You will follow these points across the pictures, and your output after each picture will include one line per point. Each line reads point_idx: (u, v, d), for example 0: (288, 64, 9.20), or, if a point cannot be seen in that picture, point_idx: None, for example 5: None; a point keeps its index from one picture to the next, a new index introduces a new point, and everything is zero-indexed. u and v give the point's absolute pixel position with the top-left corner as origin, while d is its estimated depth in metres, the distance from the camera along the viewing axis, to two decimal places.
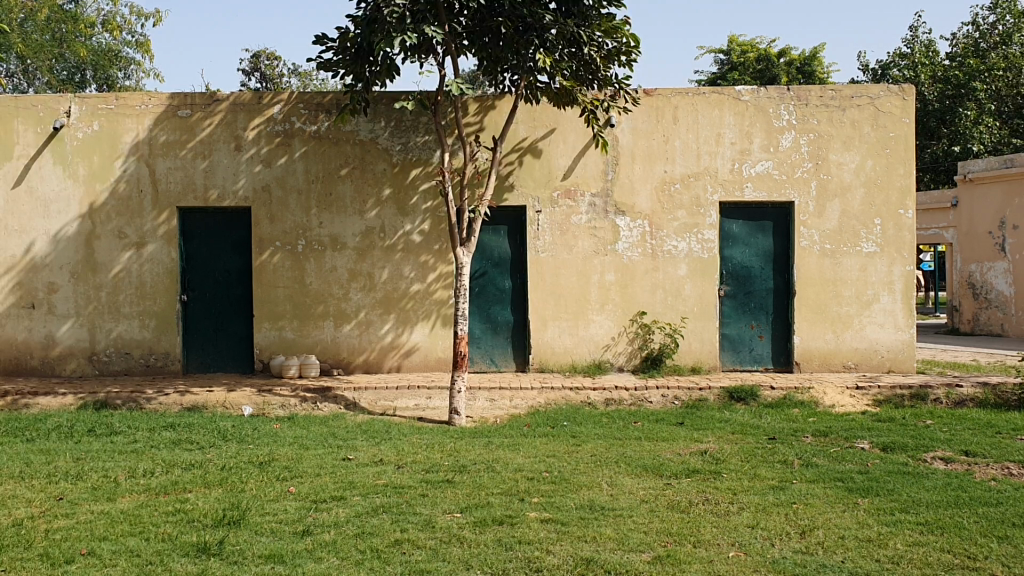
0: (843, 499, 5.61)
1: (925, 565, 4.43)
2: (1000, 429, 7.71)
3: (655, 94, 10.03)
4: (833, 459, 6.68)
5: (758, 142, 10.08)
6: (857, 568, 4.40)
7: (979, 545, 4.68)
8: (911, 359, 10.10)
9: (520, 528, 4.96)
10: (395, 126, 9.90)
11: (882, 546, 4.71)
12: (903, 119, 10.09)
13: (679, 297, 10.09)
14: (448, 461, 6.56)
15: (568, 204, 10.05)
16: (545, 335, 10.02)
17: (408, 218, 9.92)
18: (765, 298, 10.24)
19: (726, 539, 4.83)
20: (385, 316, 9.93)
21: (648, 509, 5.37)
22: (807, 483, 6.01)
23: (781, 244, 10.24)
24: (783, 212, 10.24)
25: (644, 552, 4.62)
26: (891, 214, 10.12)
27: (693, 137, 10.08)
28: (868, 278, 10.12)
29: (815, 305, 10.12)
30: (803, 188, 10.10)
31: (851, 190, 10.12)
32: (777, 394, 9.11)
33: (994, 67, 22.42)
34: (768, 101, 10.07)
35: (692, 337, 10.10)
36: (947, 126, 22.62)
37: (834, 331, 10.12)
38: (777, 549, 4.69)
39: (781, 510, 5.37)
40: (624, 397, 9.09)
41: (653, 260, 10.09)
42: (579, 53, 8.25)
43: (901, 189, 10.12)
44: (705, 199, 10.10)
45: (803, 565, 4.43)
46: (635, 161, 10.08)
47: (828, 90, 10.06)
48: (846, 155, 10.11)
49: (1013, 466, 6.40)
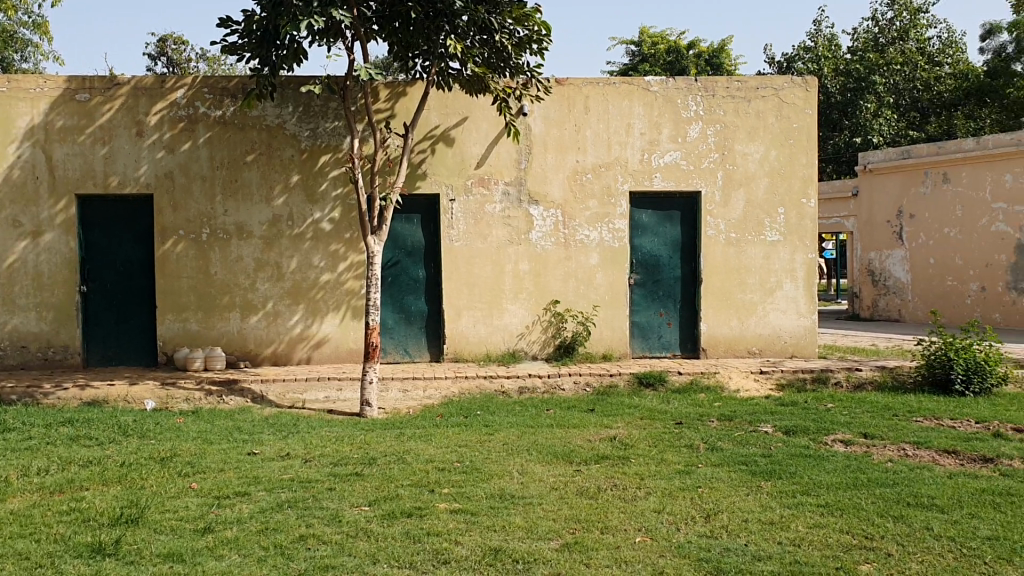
0: (747, 482, 5.73)
1: (824, 546, 4.54)
2: (897, 411, 7.99)
3: (566, 83, 10.06)
4: (737, 443, 6.82)
5: (667, 132, 10.21)
6: (760, 551, 4.48)
7: (875, 526, 4.83)
8: (813, 345, 10.39)
9: (428, 520, 4.92)
10: (304, 111, 9.70)
11: (784, 528, 4.82)
12: (805, 111, 10.36)
13: (591, 285, 10.16)
14: (357, 454, 6.48)
15: (481, 193, 10.01)
16: (459, 325, 9.98)
17: (318, 206, 9.75)
18: (674, 286, 10.40)
19: (633, 524, 4.88)
20: (294, 306, 9.75)
21: (556, 496, 5.39)
22: (713, 466, 6.12)
23: (688, 233, 10.41)
24: (690, 202, 10.41)
25: (552, 540, 4.63)
26: (794, 204, 10.37)
27: (604, 126, 10.15)
28: (771, 266, 10.36)
29: (720, 293, 10.31)
30: (710, 179, 10.27)
31: (756, 180, 10.33)
32: (684, 379, 9.27)
33: (892, 61, 24.06)
34: (676, 92, 10.20)
35: (603, 325, 10.19)
36: (847, 118, 23.64)
37: (739, 318, 10.33)
38: (682, 533, 4.76)
39: (688, 494, 5.45)
40: (537, 385, 9.12)
41: (566, 249, 10.13)
42: (490, 40, 8.23)
43: (804, 179, 10.38)
44: (616, 188, 10.17)
45: (708, 548, 4.51)
46: (547, 150, 10.09)
47: (733, 81, 10.23)
48: (751, 146, 10.31)
49: (909, 448, 6.63)
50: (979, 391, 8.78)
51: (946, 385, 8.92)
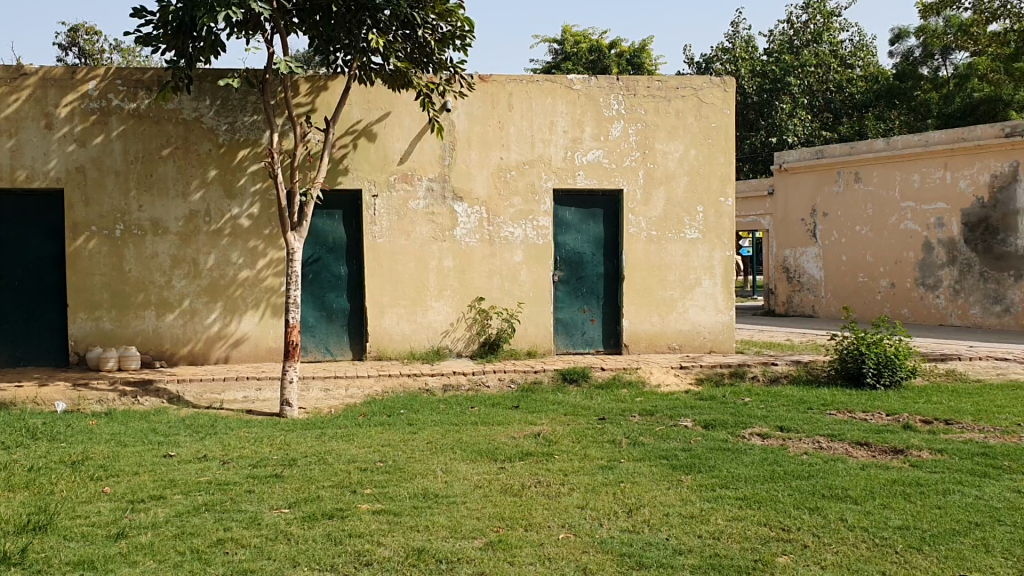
0: (668, 476, 5.80)
1: (743, 539, 4.62)
2: (812, 405, 8.19)
3: (490, 80, 10.05)
4: (658, 438, 6.91)
5: (590, 130, 10.28)
6: (681, 545, 4.54)
7: (792, 517, 4.94)
8: (730, 340, 10.59)
9: (350, 521, 4.86)
10: (221, 105, 9.48)
11: (704, 522, 4.90)
12: (723, 110, 10.55)
13: (515, 282, 10.18)
14: (277, 455, 6.36)
15: (405, 188, 9.93)
16: (382, 322, 9.88)
17: (236, 202, 9.55)
18: (597, 283, 10.48)
19: (557, 521, 4.90)
20: (212, 304, 9.54)
21: (480, 494, 5.38)
22: (635, 461, 6.19)
23: (611, 230, 10.50)
24: (613, 200, 10.51)
25: (476, 538, 4.61)
26: (713, 202, 10.56)
27: (527, 124, 10.17)
28: (691, 263, 10.52)
29: (642, 290, 10.43)
30: (632, 177, 10.37)
31: (676, 179, 10.47)
32: (607, 375, 9.36)
33: (806, 63, 24.54)
34: (599, 90, 10.28)
35: (528, 322, 10.22)
36: (764, 119, 24.64)
37: (660, 314, 10.47)
38: (605, 528, 4.79)
39: (610, 489, 5.50)
40: (461, 382, 9.10)
41: (490, 246, 10.12)
42: (413, 35, 8.19)
43: (722, 177, 10.57)
44: (539, 186, 10.20)
45: (630, 543, 4.55)
46: (470, 147, 10.06)
47: (654, 81, 10.35)
48: (671, 145, 10.46)
49: (823, 440, 6.81)
50: (889, 383, 9.09)
51: (858, 378, 9.18)
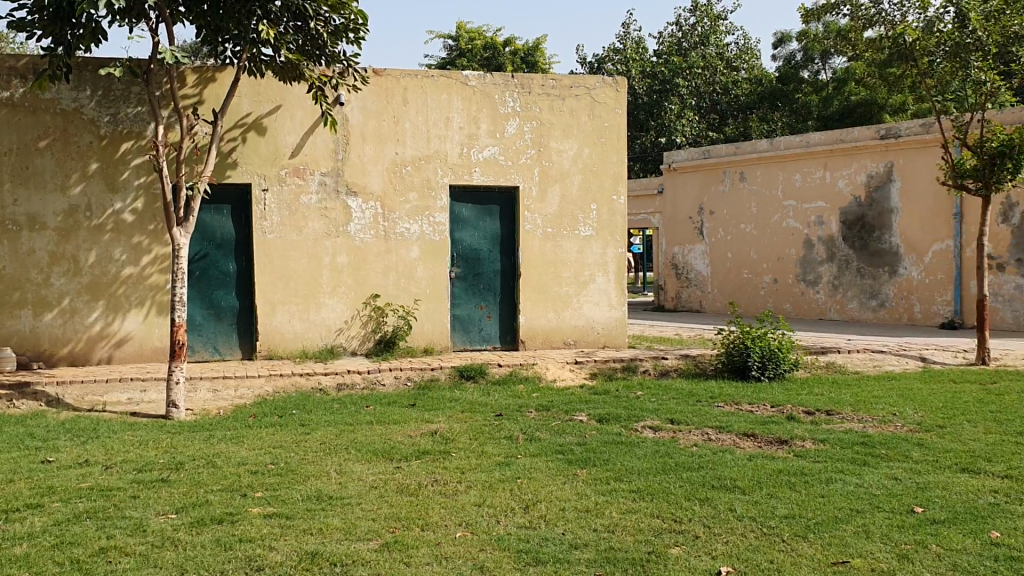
0: (563, 471, 5.85)
1: (637, 531, 4.70)
2: (701, 397, 8.40)
3: (384, 75, 9.95)
4: (553, 433, 6.96)
5: (485, 127, 10.29)
6: (577, 539, 4.58)
7: (683, 509, 5.05)
8: (623, 335, 10.79)
9: (241, 525, 4.73)
10: (103, 95, 9.10)
11: (599, 515, 4.96)
12: (615, 110, 10.72)
13: (411, 279, 10.11)
14: (163, 458, 6.15)
15: (296, 183, 9.72)
16: (273, 320, 9.67)
17: (119, 196, 9.19)
18: (493, 279, 10.48)
19: (454, 519, 4.88)
20: (94, 303, 9.16)
21: (376, 495, 5.32)
22: (531, 457, 6.22)
23: (507, 227, 10.51)
24: (509, 197, 10.52)
25: (371, 540, 4.55)
26: (606, 200, 10.72)
27: (422, 120, 10.10)
28: (585, 259, 10.66)
29: (538, 286, 10.50)
30: (527, 174, 10.42)
31: (570, 177, 10.58)
32: (503, 371, 9.40)
33: (694, 65, 25.14)
34: (494, 87, 10.29)
35: (423, 319, 10.16)
36: (654, 119, 25.20)
37: (555, 310, 10.57)
38: (502, 525, 4.80)
39: (507, 485, 5.51)
40: (355, 380, 8.98)
41: (385, 242, 10.02)
42: (305, 27, 8.05)
43: (615, 176, 10.74)
44: (435, 182, 10.15)
45: (527, 539, 4.57)
46: (365, 142, 9.94)
47: (548, 79, 10.43)
48: (566, 143, 10.56)
49: (712, 432, 6.99)
50: (772, 376, 9.39)
51: (743, 371, 9.44)
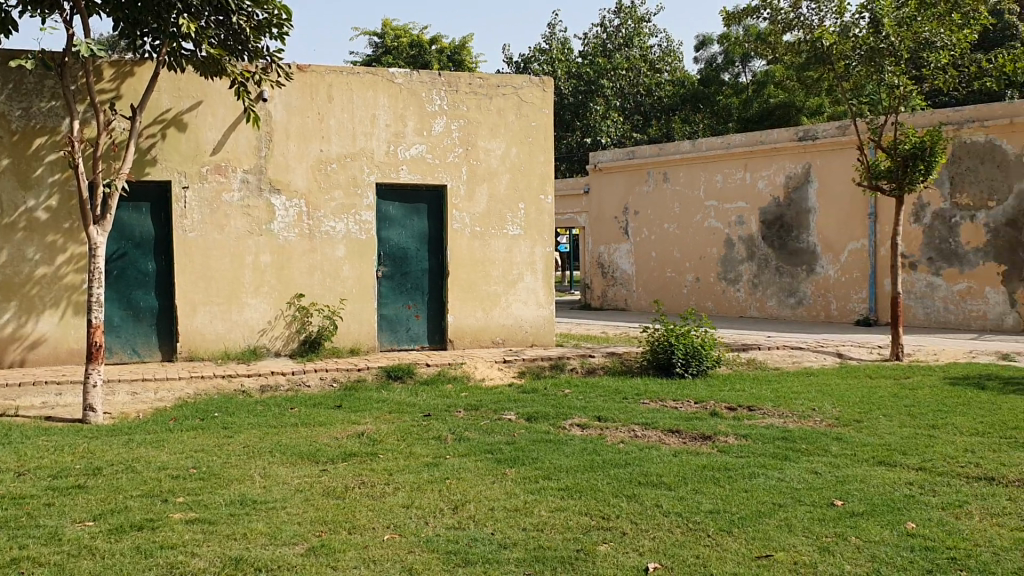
0: (492, 470, 5.85)
1: (565, 529, 4.72)
2: (627, 395, 8.48)
3: (309, 71, 9.81)
4: (482, 432, 6.95)
5: (412, 125, 10.22)
6: (505, 538, 4.58)
7: (611, 506, 5.09)
8: (551, 334, 10.88)
9: (161, 532, 4.61)
10: (14, 88, 8.77)
11: (528, 514, 4.96)
12: (542, 110, 10.78)
13: (337, 278, 9.99)
14: (80, 464, 5.95)
15: (218, 181, 9.52)
16: (195, 321, 9.45)
17: (32, 193, 8.87)
18: (422, 278, 10.40)
19: (381, 522, 4.83)
20: (4, 303, 8.82)
21: (302, 498, 5.23)
22: (460, 457, 6.20)
23: (435, 225, 10.45)
24: (437, 195, 10.45)
25: (297, 544, 4.48)
26: (533, 199, 10.77)
27: (348, 117, 9.99)
28: (513, 258, 10.69)
29: (466, 285, 10.49)
30: (455, 172, 10.39)
31: (498, 176, 10.60)
32: (431, 371, 9.36)
33: (619, 66, 25.61)
34: (421, 85, 10.23)
35: (350, 319, 10.05)
36: (580, 120, 25.45)
37: (483, 309, 10.57)
38: (431, 526, 4.77)
39: (435, 486, 5.48)
40: (280, 382, 8.84)
41: (310, 241, 9.88)
42: (227, 21, 7.88)
43: (542, 175, 10.80)
44: (361, 179, 10.05)
45: (456, 540, 4.54)
46: (289, 139, 9.78)
47: (475, 78, 10.43)
48: (493, 142, 10.57)
49: (638, 429, 7.06)
50: (696, 372, 9.54)
51: (668, 368, 9.57)
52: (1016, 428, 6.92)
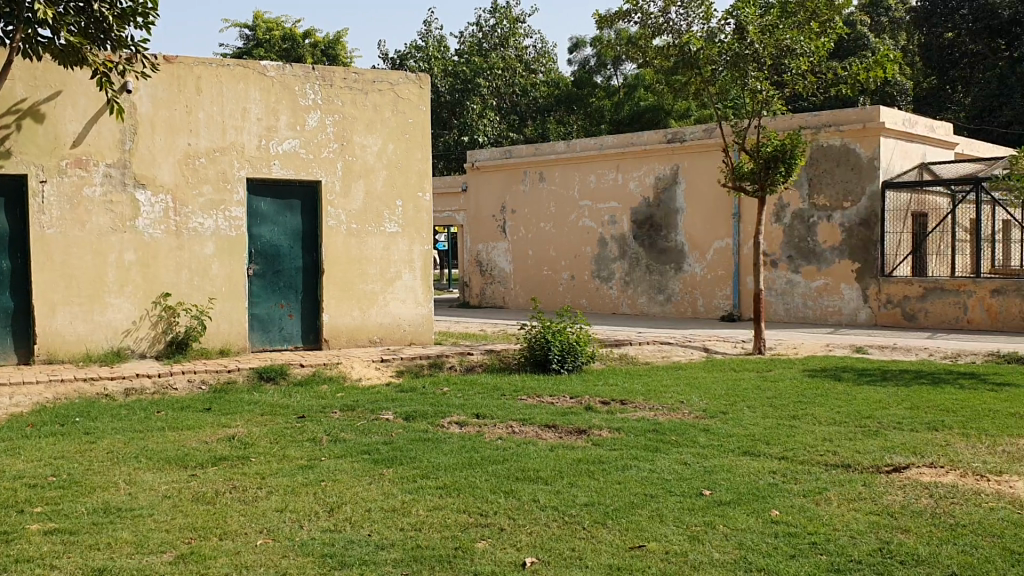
0: (369, 471, 5.79)
1: (443, 527, 4.72)
2: (504, 392, 8.54)
3: (176, 62, 9.48)
4: (359, 433, 6.87)
5: (285, 119, 10.01)
6: (383, 539, 4.54)
7: (489, 502, 5.11)
8: (429, 332, 10.87)
9: (17, 544, 4.36)
10: None
11: (405, 514, 4.94)
12: (420, 107, 10.74)
13: (206, 277, 9.69)
14: None
15: (78, 175, 9.07)
16: (53, 321, 8.99)
17: None
18: (295, 277, 10.21)
19: (254, 527, 4.72)
20: None
21: (170, 505, 5.05)
22: (335, 458, 6.11)
23: (309, 222, 10.27)
24: (310, 191, 10.28)
25: (165, 553, 4.32)
26: (411, 196, 10.72)
27: (218, 110, 9.70)
28: (390, 256, 10.61)
29: (342, 283, 10.34)
30: (329, 168, 10.23)
31: (374, 172, 10.49)
32: (306, 371, 9.19)
33: (494, 66, 25.89)
34: (294, 79, 10.04)
35: (220, 318, 9.76)
36: (457, 117, 25.51)
37: (360, 307, 10.45)
38: (306, 530, 4.69)
39: (309, 489, 5.39)
40: (147, 385, 8.51)
41: (178, 238, 9.55)
42: (88, 8, 7.57)
43: (419, 172, 10.76)
44: (232, 174, 9.77)
45: (331, 543, 4.48)
46: (155, 132, 9.41)
47: (350, 73, 10.30)
48: (369, 138, 10.46)
49: (516, 425, 7.12)
50: (572, 368, 9.71)
51: (545, 364, 9.70)
52: (869, 417, 7.31)
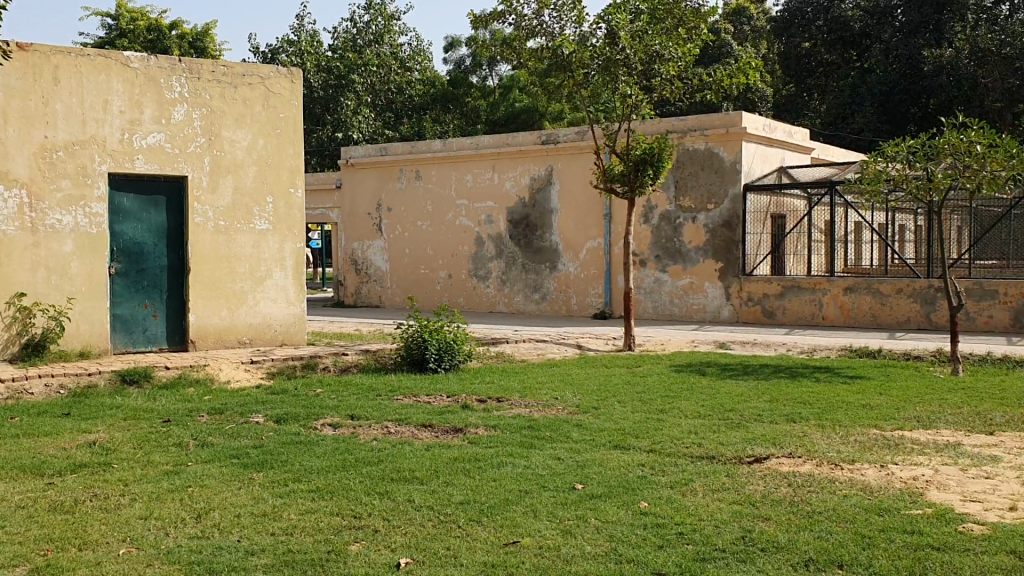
0: (238, 475, 5.65)
1: (315, 531, 4.66)
2: (379, 392, 8.48)
3: (30, 50, 9.01)
4: (228, 436, 6.70)
5: (149, 112, 9.66)
6: (253, 545, 4.45)
7: (363, 504, 5.08)
8: (301, 332, 10.72)
9: None
10: None
11: (276, 518, 4.85)
12: (291, 101, 10.57)
13: (64, 276, 9.24)
14: None
15: None
16: None
17: None
18: (160, 276, 9.86)
19: (116, 536, 4.55)
20: None
21: (24, 516, 4.81)
22: (203, 463, 5.95)
23: (175, 219, 9.94)
24: (176, 187, 9.95)
25: (18, 567, 4.11)
26: (282, 193, 10.53)
27: (77, 100, 9.27)
28: (260, 254, 10.39)
29: (210, 282, 10.06)
30: (196, 163, 9.93)
31: (244, 168, 10.25)
32: (172, 374, 8.90)
33: (369, 63, 25.68)
34: (159, 70, 9.71)
35: (79, 319, 9.32)
36: (330, 114, 25.06)
37: (229, 307, 10.19)
38: (172, 538, 4.54)
39: (175, 495, 5.22)
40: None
41: (33, 235, 9.08)
42: None
43: (291, 168, 10.59)
44: (92, 168, 9.36)
45: (199, 550, 4.36)
46: (7, 123, 8.92)
47: (218, 65, 10.03)
48: (238, 133, 10.21)
49: (390, 426, 7.09)
50: (448, 367, 9.73)
51: (421, 363, 9.68)
52: (732, 410, 7.62)
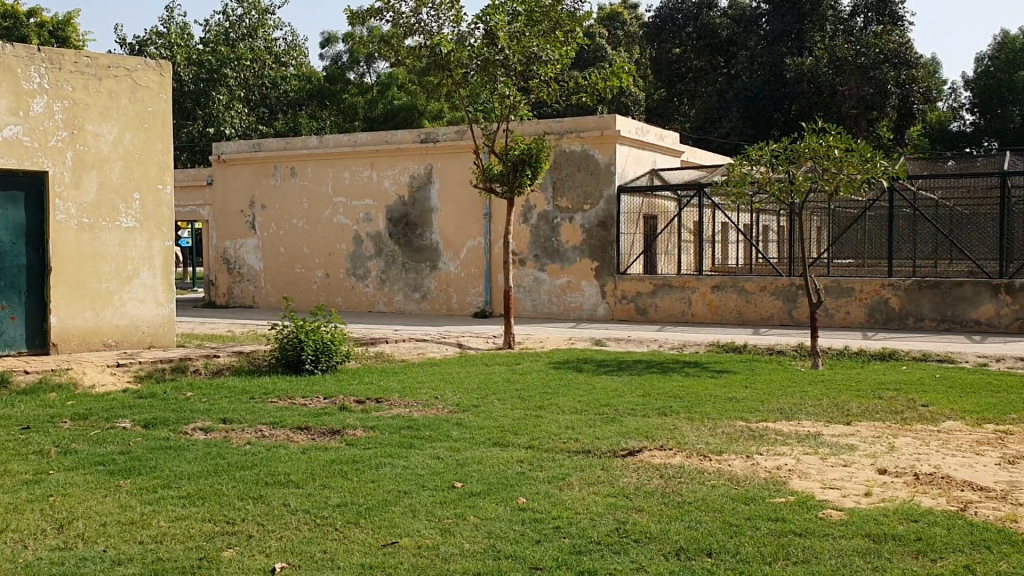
0: (103, 483, 5.45)
1: (186, 538, 4.54)
2: (253, 394, 8.30)
3: None
4: (92, 443, 6.44)
5: (4, 104, 9.10)
6: (120, 554, 4.31)
7: (236, 509, 4.97)
8: (170, 334, 10.40)
9: None
10: None
11: (145, 526, 4.70)
12: (159, 95, 10.26)
13: None
14: None
15: None
16: None
17: None
18: (18, 276, 9.37)
19: None
20: None
21: None
22: (65, 471, 5.70)
23: (35, 217, 9.48)
24: (35, 182, 9.47)
25: None
26: (150, 189, 10.19)
27: None
28: (127, 253, 10.02)
29: (73, 281, 9.63)
30: (58, 158, 9.49)
31: (109, 163, 9.87)
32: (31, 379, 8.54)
33: (241, 57, 24.95)
34: (16, 60, 9.18)
35: None
36: (201, 109, 24.34)
37: (93, 308, 9.79)
38: (31, 550, 4.35)
39: (35, 505, 4.99)
40: None
41: None
42: None
43: (159, 164, 10.26)
44: None
45: (61, 562, 4.20)
46: None
47: (82, 56, 9.62)
48: (103, 126, 9.83)
49: (265, 429, 6.96)
50: (325, 368, 9.60)
51: (296, 365, 9.52)
52: (607, 405, 7.80)
